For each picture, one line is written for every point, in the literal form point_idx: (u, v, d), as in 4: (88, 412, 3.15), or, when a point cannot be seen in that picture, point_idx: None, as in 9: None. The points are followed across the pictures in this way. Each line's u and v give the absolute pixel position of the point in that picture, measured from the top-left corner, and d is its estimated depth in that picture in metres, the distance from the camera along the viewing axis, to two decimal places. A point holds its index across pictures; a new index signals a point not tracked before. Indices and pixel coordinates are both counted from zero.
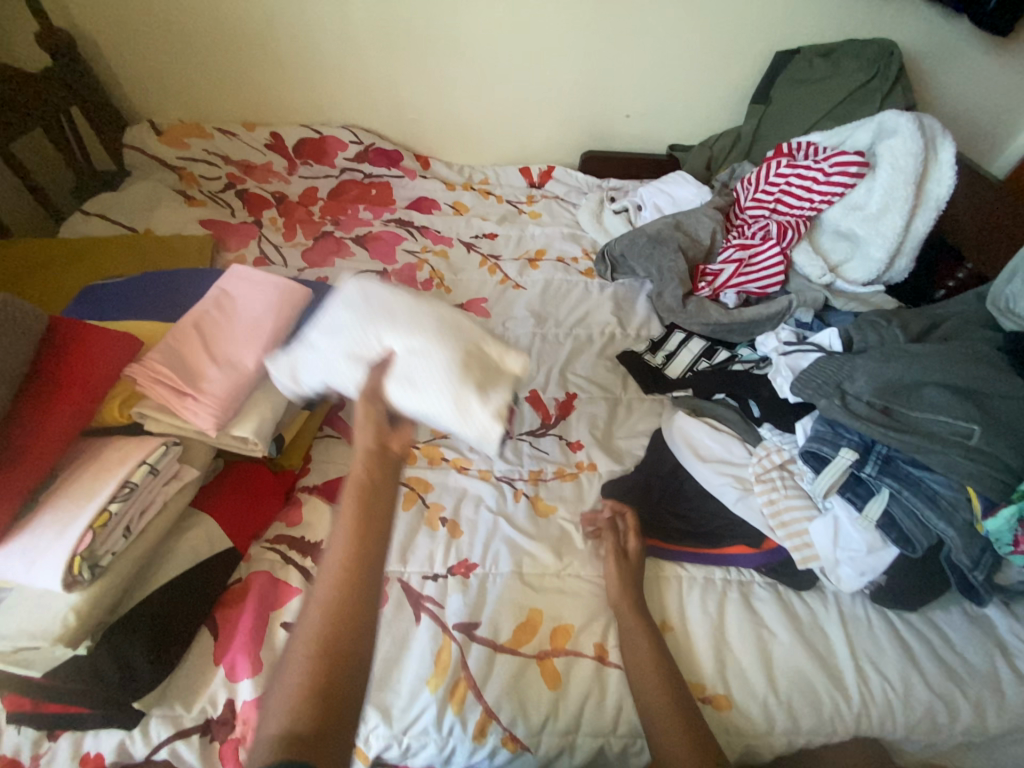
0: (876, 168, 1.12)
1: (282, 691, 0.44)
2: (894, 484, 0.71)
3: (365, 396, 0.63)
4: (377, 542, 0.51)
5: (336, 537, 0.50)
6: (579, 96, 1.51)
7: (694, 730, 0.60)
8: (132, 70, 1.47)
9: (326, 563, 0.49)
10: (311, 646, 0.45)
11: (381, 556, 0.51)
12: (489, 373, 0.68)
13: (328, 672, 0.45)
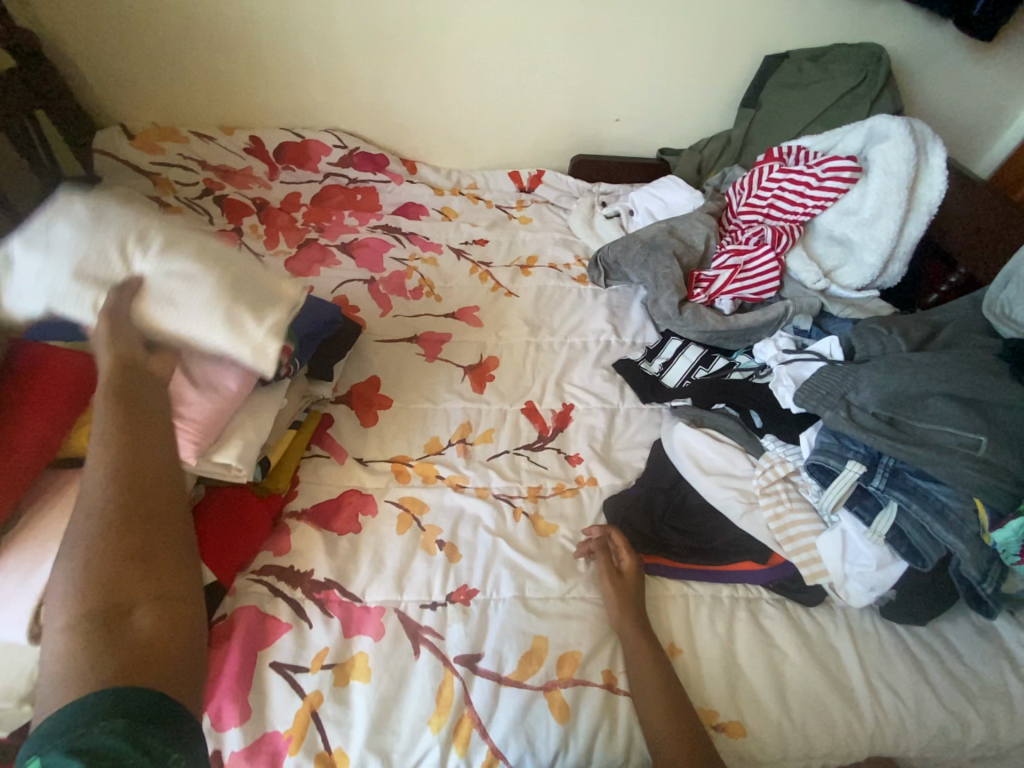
0: (868, 173, 1.12)
1: (57, 615, 0.44)
2: (902, 498, 0.70)
3: (114, 322, 0.62)
4: (162, 459, 0.54)
5: (97, 461, 0.50)
6: (568, 100, 1.48)
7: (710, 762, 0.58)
8: (99, 71, 1.40)
9: (86, 488, 0.49)
10: (83, 599, 0.45)
11: (168, 469, 0.54)
12: (264, 303, 0.75)
13: (126, 580, 0.47)
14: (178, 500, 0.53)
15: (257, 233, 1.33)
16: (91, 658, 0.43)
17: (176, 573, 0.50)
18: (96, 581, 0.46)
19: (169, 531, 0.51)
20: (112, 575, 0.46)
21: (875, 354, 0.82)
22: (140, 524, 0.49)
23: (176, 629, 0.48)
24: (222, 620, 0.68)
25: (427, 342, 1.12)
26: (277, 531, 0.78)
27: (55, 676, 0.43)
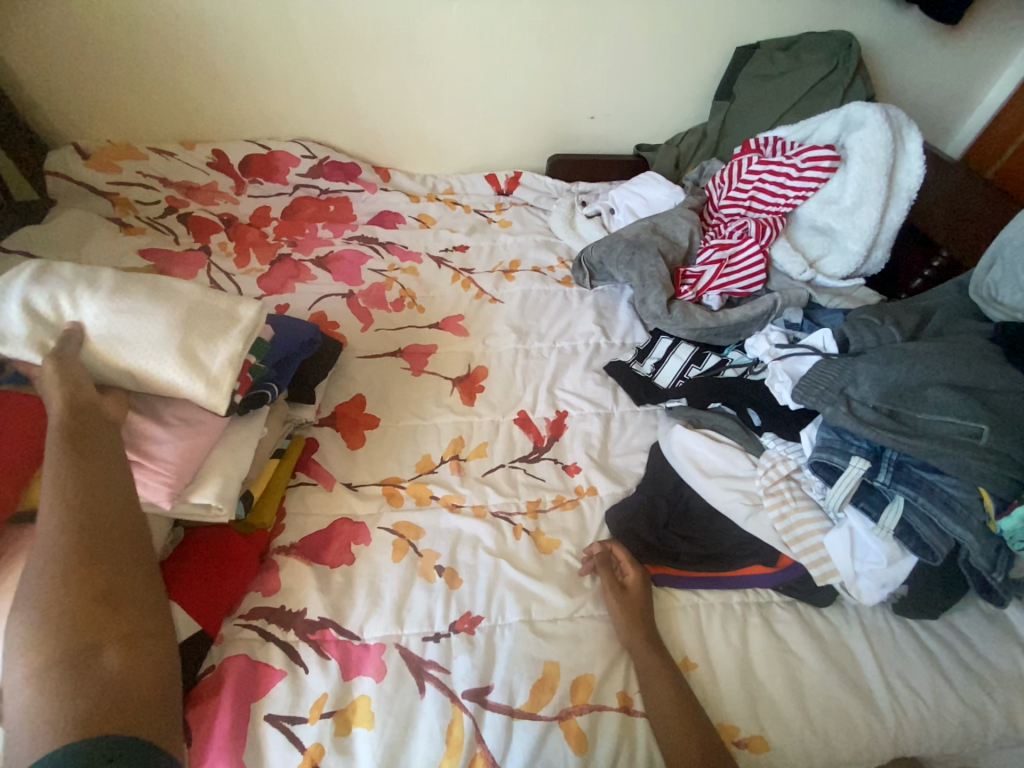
0: (847, 161, 1.12)
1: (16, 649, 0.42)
2: (909, 492, 0.68)
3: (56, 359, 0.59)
4: (116, 484, 0.52)
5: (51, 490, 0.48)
6: (541, 99, 1.46)
7: None
8: (45, 87, 1.32)
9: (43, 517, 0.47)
10: (42, 636, 0.42)
11: (125, 493, 0.52)
12: (216, 330, 0.71)
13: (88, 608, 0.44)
14: (144, 536, 0.51)
15: (226, 250, 1.27)
16: (60, 703, 0.40)
17: (139, 603, 0.47)
18: (58, 623, 0.43)
19: (135, 567, 0.49)
20: (79, 613, 0.44)
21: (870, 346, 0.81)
22: (104, 563, 0.47)
23: (152, 665, 0.46)
24: (210, 673, 0.63)
25: (412, 355, 1.08)
26: (264, 569, 0.74)
27: (19, 726, 0.39)
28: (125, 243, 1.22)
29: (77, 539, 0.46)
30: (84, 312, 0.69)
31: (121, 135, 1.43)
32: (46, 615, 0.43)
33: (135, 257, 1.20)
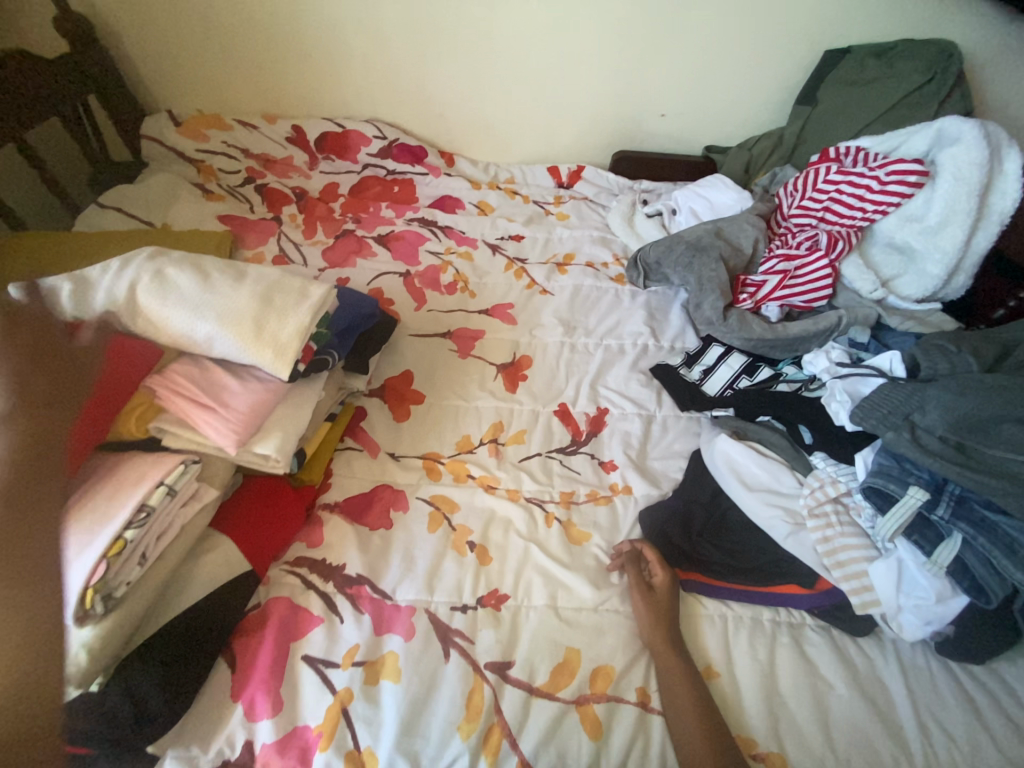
0: (935, 177, 1.05)
1: None
2: (968, 531, 0.65)
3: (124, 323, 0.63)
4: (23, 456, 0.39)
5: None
6: (613, 93, 1.44)
7: None
8: (150, 55, 1.42)
9: None
10: None
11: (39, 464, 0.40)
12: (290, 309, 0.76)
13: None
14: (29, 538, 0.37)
15: (295, 222, 1.33)
16: None
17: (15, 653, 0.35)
18: None
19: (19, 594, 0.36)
20: None
21: (943, 374, 0.77)
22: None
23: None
24: (256, 609, 0.68)
25: (460, 338, 1.11)
26: (310, 522, 0.79)
27: None
28: (206, 207, 1.30)
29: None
30: (175, 265, 0.75)
31: (210, 107, 1.52)
32: None
33: (214, 222, 1.28)
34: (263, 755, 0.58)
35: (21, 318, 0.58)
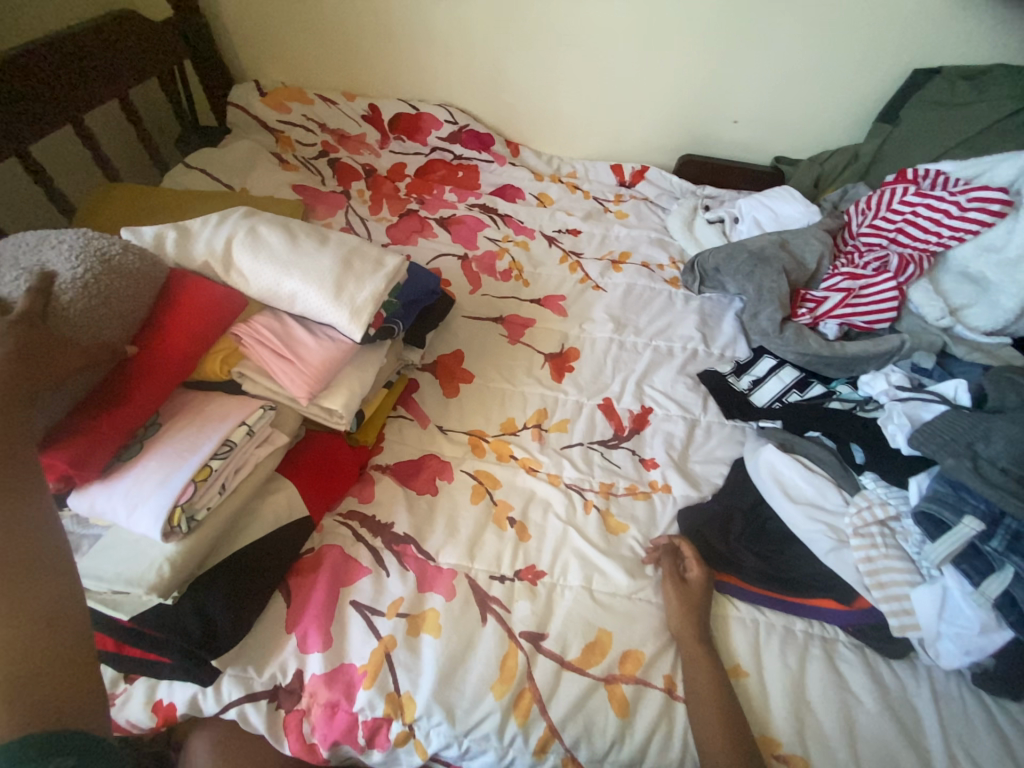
0: (1022, 207, 1.01)
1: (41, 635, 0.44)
2: (1023, 566, 0.64)
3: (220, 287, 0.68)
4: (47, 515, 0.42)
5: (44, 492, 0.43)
6: (686, 96, 1.43)
7: None
8: (245, 26, 1.49)
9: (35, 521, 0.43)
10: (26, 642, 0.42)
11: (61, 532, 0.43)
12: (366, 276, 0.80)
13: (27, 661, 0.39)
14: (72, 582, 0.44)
15: (363, 197, 1.38)
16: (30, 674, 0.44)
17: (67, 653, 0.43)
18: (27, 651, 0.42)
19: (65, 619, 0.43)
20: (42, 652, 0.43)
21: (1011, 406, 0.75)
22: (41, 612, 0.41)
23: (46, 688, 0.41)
24: (310, 553, 0.72)
25: (512, 324, 1.13)
26: (362, 480, 0.83)
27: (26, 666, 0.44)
28: (282, 176, 1.37)
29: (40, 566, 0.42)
30: (266, 224, 0.80)
31: (292, 80, 1.59)
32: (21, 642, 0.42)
33: (288, 190, 1.34)
34: (312, 684, 0.62)
35: (132, 261, 0.66)
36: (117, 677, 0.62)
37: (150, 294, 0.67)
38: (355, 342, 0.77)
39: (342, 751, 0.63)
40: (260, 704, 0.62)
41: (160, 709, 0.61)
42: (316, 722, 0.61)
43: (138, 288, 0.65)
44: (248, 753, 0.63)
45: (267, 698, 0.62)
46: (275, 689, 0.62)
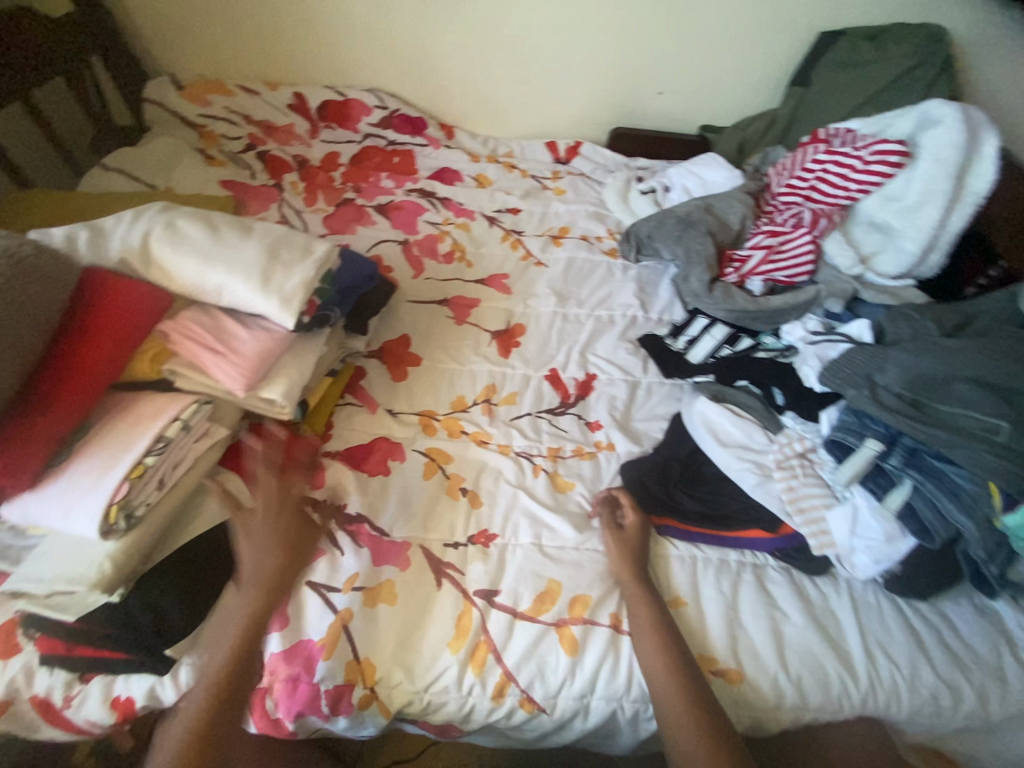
0: (917, 157, 1.09)
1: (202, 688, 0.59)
2: (917, 477, 0.72)
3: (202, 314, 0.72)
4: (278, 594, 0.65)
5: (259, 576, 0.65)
6: (612, 69, 1.46)
7: (701, 701, 0.62)
8: (152, 16, 1.42)
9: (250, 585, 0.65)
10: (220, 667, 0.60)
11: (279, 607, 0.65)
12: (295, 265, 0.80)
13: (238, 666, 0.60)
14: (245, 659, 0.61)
15: (296, 189, 1.36)
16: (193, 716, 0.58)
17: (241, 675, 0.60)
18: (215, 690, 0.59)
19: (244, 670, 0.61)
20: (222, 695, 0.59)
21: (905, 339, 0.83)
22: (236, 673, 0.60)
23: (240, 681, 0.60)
24: None
25: (456, 305, 1.15)
26: (313, 467, 0.84)
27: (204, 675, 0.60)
28: (208, 172, 1.32)
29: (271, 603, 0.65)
30: (185, 218, 0.78)
31: (211, 72, 1.52)
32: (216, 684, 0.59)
33: (216, 186, 1.30)
34: (272, 662, 0.65)
35: (43, 259, 0.63)
36: (70, 679, 0.61)
37: (63, 293, 0.63)
38: (289, 331, 0.77)
39: (308, 722, 0.66)
40: None
41: (119, 704, 0.62)
42: (279, 698, 0.64)
43: (50, 288, 0.62)
44: None
45: None
46: None
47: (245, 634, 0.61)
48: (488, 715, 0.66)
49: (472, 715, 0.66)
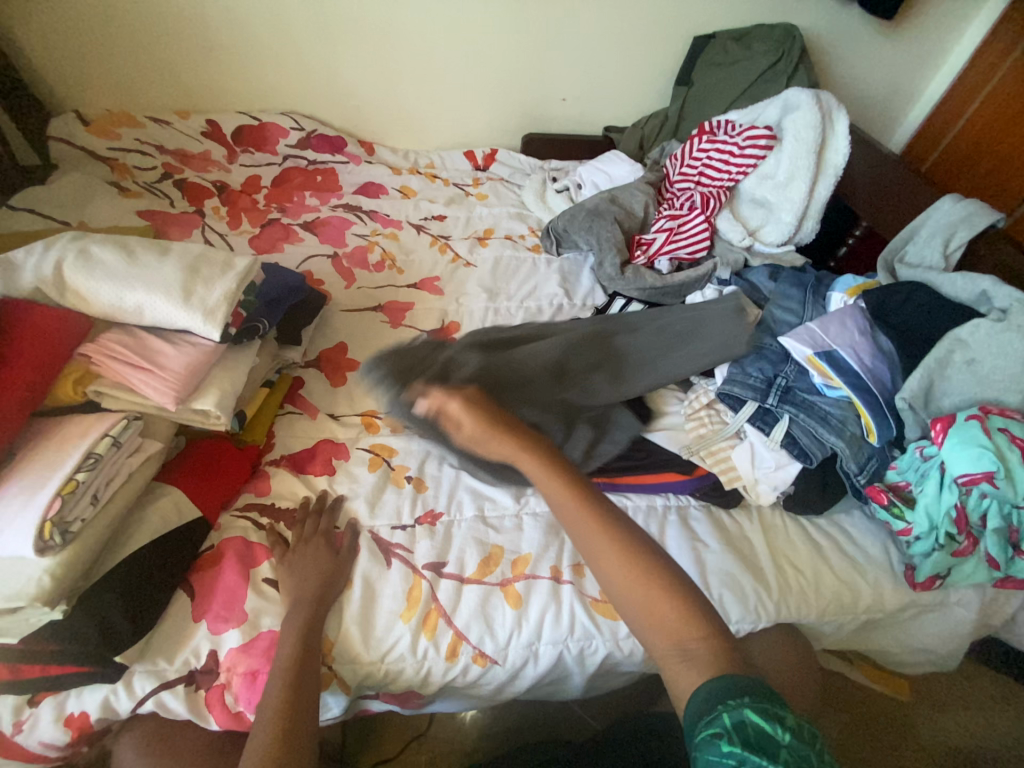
0: (782, 140, 1.25)
1: (259, 723, 0.57)
2: (793, 410, 0.83)
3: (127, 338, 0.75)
4: (321, 614, 0.68)
5: (298, 607, 0.67)
6: (516, 81, 1.57)
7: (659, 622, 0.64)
8: (49, 55, 1.40)
9: (292, 616, 0.67)
10: (276, 697, 0.59)
11: (322, 623, 0.67)
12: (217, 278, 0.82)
13: (293, 692, 0.60)
14: (301, 682, 0.61)
15: (219, 214, 1.36)
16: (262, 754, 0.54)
17: (304, 695, 0.60)
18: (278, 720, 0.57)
19: (304, 694, 0.60)
20: (285, 724, 0.57)
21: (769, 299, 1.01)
22: (299, 696, 0.60)
23: (299, 703, 0.59)
24: (209, 550, 0.74)
25: (391, 310, 1.19)
26: (257, 475, 0.85)
27: (262, 714, 0.58)
28: (124, 203, 1.31)
29: (316, 622, 0.67)
30: (99, 244, 0.80)
31: (119, 106, 1.51)
32: (279, 711, 0.58)
33: (133, 217, 1.28)
34: (228, 660, 0.66)
35: None
36: (20, 704, 0.62)
37: None
38: (216, 343, 0.79)
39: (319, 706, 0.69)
40: (178, 690, 0.64)
41: (73, 721, 0.63)
42: (238, 691, 0.65)
43: None
44: (176, 739, 0.66)
45: (183, 683, 0.65)
46: (191, 674, 0.65)
47: (303, 649, 0.64)
48: (445, 675, 0.70)
49: (429, 679, 0.71)
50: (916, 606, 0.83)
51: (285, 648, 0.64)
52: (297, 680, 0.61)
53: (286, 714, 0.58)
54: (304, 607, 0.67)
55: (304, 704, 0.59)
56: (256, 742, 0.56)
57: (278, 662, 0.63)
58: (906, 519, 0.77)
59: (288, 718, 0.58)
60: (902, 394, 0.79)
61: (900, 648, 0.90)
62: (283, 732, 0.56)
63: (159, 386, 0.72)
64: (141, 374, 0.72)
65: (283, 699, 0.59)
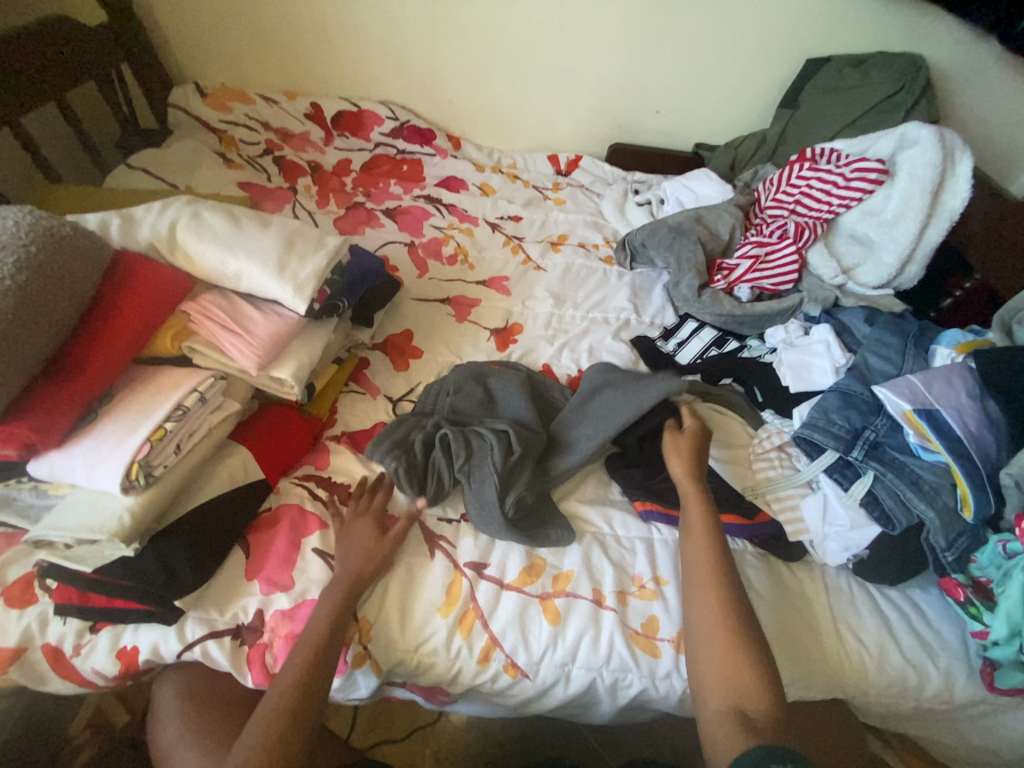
0: (895, 176, 1.15)
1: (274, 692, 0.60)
2: (878, 468, 0.77)
3: (224, 304, 0.79)
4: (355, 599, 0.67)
5: (336, 587, 0.67)
6: (611, 90, 1.55)
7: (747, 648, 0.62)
8: (183, 30, 1.52)
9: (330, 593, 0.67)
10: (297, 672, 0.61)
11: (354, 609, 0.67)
12: (309, 255, 0.85)
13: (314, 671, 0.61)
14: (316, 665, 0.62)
15: (309, 192, 1.42)
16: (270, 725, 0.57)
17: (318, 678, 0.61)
18: (290, 697, 0.59)
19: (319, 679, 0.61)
20: (292, 704, 0.59)
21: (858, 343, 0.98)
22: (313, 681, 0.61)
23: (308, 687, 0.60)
24: (267, 512, 0.77)
25: (458, 304, 1.19)
26: (317, 448, 0.87)
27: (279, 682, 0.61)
28: (227, 173, 1.39)
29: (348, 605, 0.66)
30: (210, 210, 0.85)
31: (235, 82, 1.62)
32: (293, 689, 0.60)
33: (233, 187, 1.36)
34: (274, 621, 0.68)
35: (82, 239, 0.68)
36: (82, 629, 0.67)
37: (99, 273, 0.69)
38: (301, 316, 0.83)
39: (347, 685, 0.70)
40: (223, 641, 0.67)
41: (125, 654, 0.67)
42: (278, 654, 0.67)
43: (87, 267, 0.67)
44: (214, 693, 0.69)
45: (230, 636, 0.67)
46: (237, 628, 0.68)
47: (333, 631, 0.64)
48: (474, 678, 0.70)
49: (458, 678, 0.70)
50: (989, 705, 0.75)
51: (316, 626, 0.64)
52: (314, 663, 0.62)
53: (298, 690, 0.60)
54: (342, 589, 0.67)
55: (314, 692, 0.60)
56: (268, 712, 0.58)
57: (308, 635, 0.64)
58: (984, 621, 0.71)
59: (298, 696, 0.59)
60: (1006, 468, 0.71)
61: (958, 743, 0.81)
62: (293, 711, 0.58)
63: (246, 351, 0.76)
64: (228, 338, 0.76)
65: (299, 678, 0.60)
